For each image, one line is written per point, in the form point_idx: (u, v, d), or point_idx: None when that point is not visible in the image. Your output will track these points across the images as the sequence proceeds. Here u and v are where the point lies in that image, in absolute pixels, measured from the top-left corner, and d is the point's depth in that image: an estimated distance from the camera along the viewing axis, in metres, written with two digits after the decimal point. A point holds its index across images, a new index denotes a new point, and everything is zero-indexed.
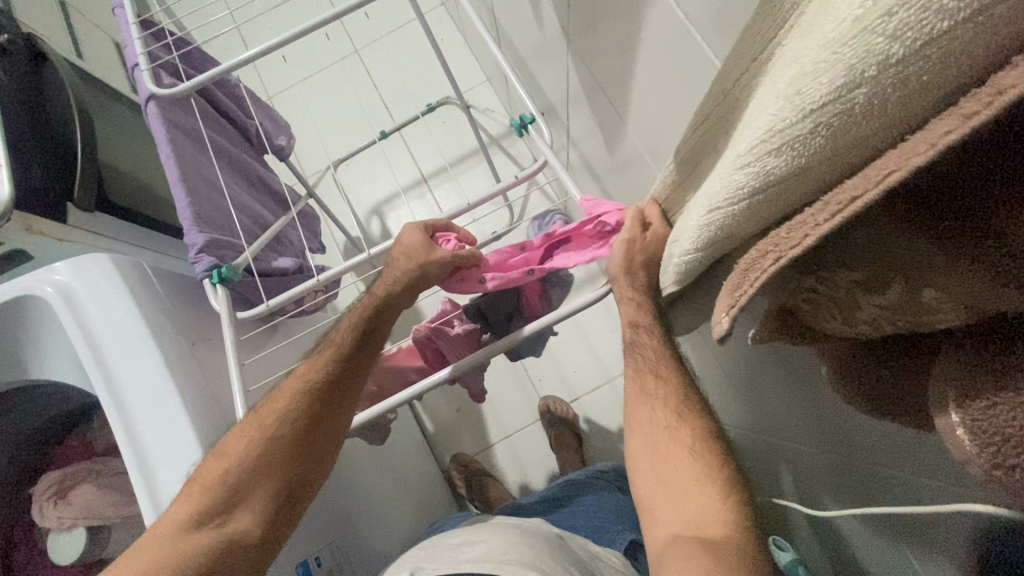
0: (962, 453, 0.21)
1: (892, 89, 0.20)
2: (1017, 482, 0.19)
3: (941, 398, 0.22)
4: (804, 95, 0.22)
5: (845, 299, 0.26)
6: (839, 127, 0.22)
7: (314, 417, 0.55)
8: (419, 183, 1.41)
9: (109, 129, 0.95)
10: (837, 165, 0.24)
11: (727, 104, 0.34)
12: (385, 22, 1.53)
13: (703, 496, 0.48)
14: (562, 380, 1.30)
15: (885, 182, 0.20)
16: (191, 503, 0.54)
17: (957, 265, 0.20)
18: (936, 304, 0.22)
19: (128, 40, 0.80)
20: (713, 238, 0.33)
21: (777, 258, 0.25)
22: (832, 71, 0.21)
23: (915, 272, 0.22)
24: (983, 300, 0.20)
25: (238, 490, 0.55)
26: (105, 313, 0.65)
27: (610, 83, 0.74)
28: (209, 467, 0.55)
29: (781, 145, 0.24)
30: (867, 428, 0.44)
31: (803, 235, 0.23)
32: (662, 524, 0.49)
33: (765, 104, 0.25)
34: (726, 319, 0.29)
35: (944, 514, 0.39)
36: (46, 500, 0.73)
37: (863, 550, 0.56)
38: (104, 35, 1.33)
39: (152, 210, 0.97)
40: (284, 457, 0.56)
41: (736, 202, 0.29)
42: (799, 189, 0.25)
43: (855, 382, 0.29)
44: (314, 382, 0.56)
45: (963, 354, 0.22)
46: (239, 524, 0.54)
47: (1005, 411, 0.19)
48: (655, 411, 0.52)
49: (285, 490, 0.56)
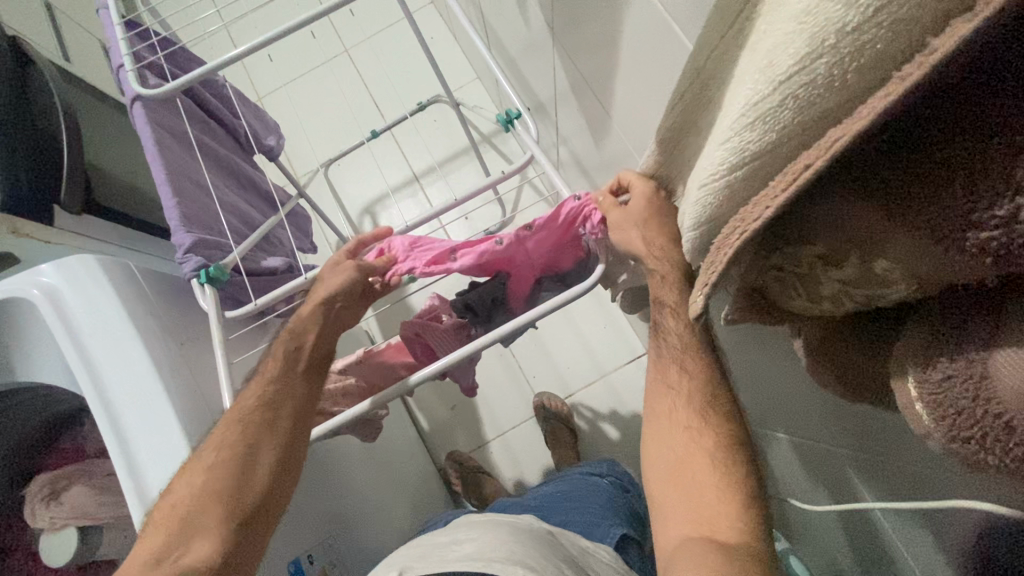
0: (921, 426, 0.21)
1: (851, 57, 0.20)
2: (975, 455, 0.20)
3: (900, 367, 0.22)
4: (774, 67, 0.23)
5: (810, 275, 0.26)
6: (805, 98, 0.22)
7: (257, 439, 0.54)
8: (411, 182, 1.41)
9: (96, 131, 0.95)
10: (805, 141, 0.24)
11: (701, 83, 0.34)
12: (373, 21, 1.53)
13: (716, 504, 0.48)
14: (556, 377, 1.30)
15: (832, 152, 0.20)
16: (153, 541, 0.53)
17: (902, 230, 0.20)
18: (890, 274, 0.22)
19: (112, 41, 0.80)
20: (704, 219, 0.33)
21: (742, 233, 0.26)
22: (797, 42, 0.21)
23: (869, 244, 0.22)
24: (930, 266, 0.20)
25: (191, 521, 0.53)
26: (89, 311, 0.65)
27: (594, 77, 0.75)
28: (165, 503, 0.54)
29: (756, 120, 0.25)
30: (855, 420, 0.44)
31: (760, 210, 0.24)
32: (674, 525, 0.50)
33: (742, 82, 0.26)
34: (701, 298, 0.30)
35: (932, 505, 0.39)
36: (38, 501, 0.73)
37: (863, 544, 0.56)
38: (92, 37, 1.33)
39: (141, 211, 0.97)
40: (230, 480, 0.54)
41: (718, 180, 0.29)
42: (775, 164, 0.26)
43: (827, 363, 0.29)
44: (250, 409, 0.55)
45: (924, 323, 0.22)
46: (199, 555, 0.52)
47: (959, 383, 0.19)
48: (676, 407, 0.52)
49: (239, 516, 0.54)
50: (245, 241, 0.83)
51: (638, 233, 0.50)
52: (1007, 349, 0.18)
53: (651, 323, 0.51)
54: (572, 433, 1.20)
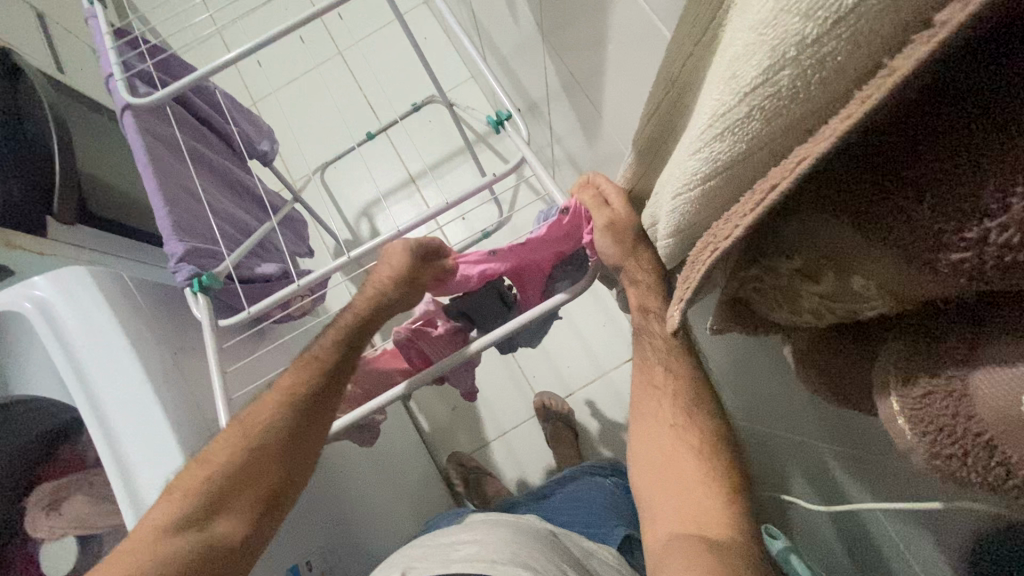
0: (903, 442, 0.21)
1: (812, 69, 0.20)
2: (955, 471, 0.19)
3: (880, 383, 0.22)
4: (738, 78, 0.22)
5: (788, 287, 0.26)
6: (770, 110, 0.22)
7: (298, 429, 0.56)
8: (407, 183, 1.41)
9: (87, 141, 0.95)
10: (775, 149, 0.24)
11: (678, 88, 0.34)
12: (365, 22, 1.52)
13: (704, 502, 0.48)
14: (556, 375, 1.30)
15: (796, 169, 0.20)
16: (173, 506, 0.53)
17: (873, 248, 0.20)
18: (864, 289, 0.22)
19: (100, 49, 0.80)
20: (681, 225, 0.32)
21: (714, 248, 0.25)
22: (759, 53, 0.21)
23: (843, 259, 0.22)
24: (901, 283, 0.20)
25: (216, 497, 0.54)
26: (82, 323, 0.64)
27: (583, 76, 0.74)
28: (191, 474, 0.55)
29: (723, 130, 0.24)
30: (856, 419, 0.44)
31: (731, 226, 0.24)
32: (662, 523, 0.50)
33: (709, 89, 0.25)
34: (677, 311, 0.29)
35: (936, 509, 0.39)
36: (38, 511, 0.73)
37: (870, 548, 0.55)
38: (84, 45, 1.33)
39: (135, 219, 0.97)
40: (266, 464, 0.56)
41: (691, 188, 0.28)
42: (749, 171, 0.25)
43: (815, 372, 0.29)
44: (297, 392, 0.56)
45: (904, 337, 0.21)
46: (223, 528, 0.54)
47: (938, 399, 0.19)
48: (663, 405, 0.53)
49: (262, 504, 0.56)
50: (238, 249, 0.83)
51: (627, 238, 0.49)
52: (983, 366, 0.18)
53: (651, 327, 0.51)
54: (573, 432, 1.20)
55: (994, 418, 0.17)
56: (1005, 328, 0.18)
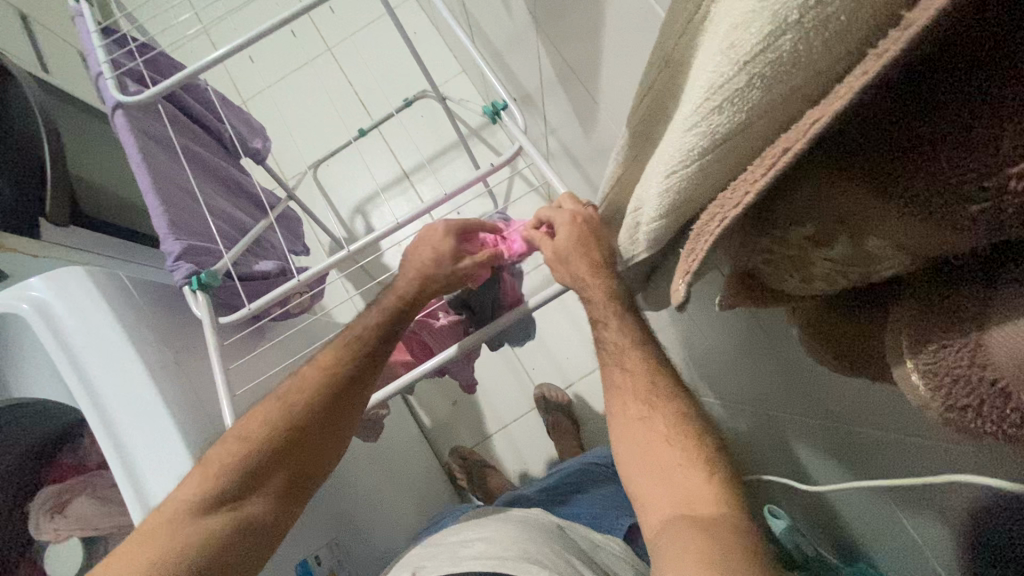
0: (919, 399, 0.21)
1: (815, 32, 0.20)
2: (969, 422, 0.20)
3: (896, 344, 0.22)
4: (737, 47, 0.22)
5: (798, 256, 0.26)
6: (771, 77, 0.22)
7: (332, 408, 0.57)
8: (401, 179, 1.41)
9: (78, 142, 0.94)
10: (772, 117, 0.24)
11: (670, 72, 0.33)
12: (355, 18, 1.51)
13: (689, 481, 0.49)
14: (556, 367, 1.31)
15: (811, 133, 0.20)
16: (206, 481, 0.54)
17: (889, 205, 0.20)
18: (879, 250, 0.22)
19: (89, 49, 0.79)
20: (674, 204, 0.32)
21: (722, 219, 0.25)
22: (759, 21, 0.21)
23: (856, 221, 0.22)
24: (917, 239, 0.20)
25: (248, 476, 0.56)
26: (82, 323, 0.64)
27: (579, 65, 0.74)
28: (225, 448, 0.56)
29: (722, 102, 0.24)
30: (850, 396, 0.45)
31: (741, 193, 0.24)
32: (655, 508, 0.50)
33: (704, 61, 0.25)
34: (682, 286, 0.29)
35: (939, 490, 0.40)
36: (43, 514, 0.73)
37: (875, 526, 0.56)
38: (70, 46, 1.31)
39: (128, 222, 0.96)
40: (298, 443, 0.57)
41: (688, 165, 0.28)
42: (746, 141, 0.26)
43: (824, 338, 0.29)
44: (335, 372, 0.57)
45: (916, 295, 0.22)
46: (252, 505, 0.56)
47: (952, 352, 0.19)
48: (627, 399, 0.54)
49: (290, 482, 0.58)
50: (236, 246, 0.83)
51: None
52: (999, 320, 0.18)
53: (606, 330, 0.54)
54: (574, 422, 1.20)
55: (1009, 365, 0.18)
56: (1020, 280, 0.18)
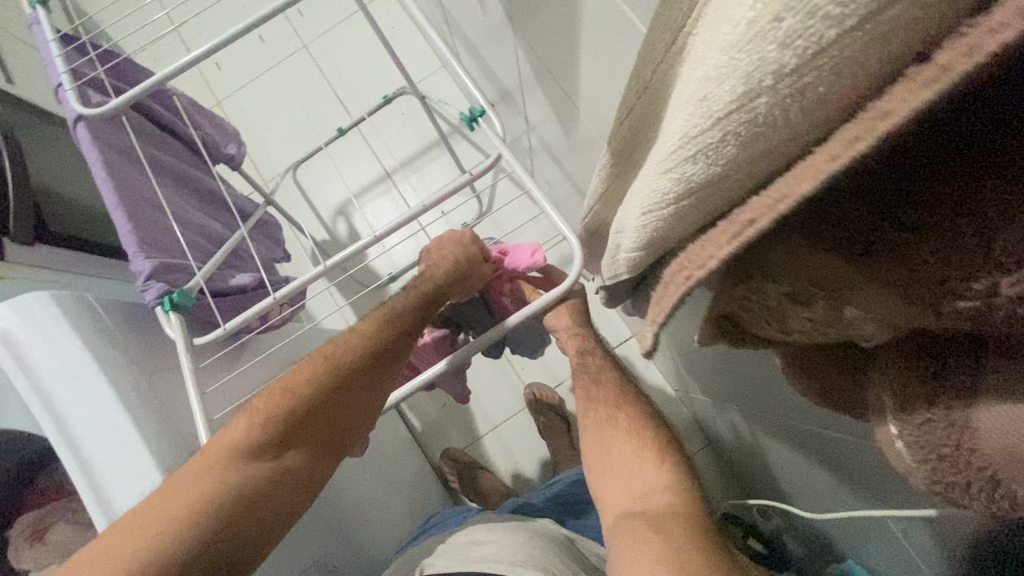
0: (903, 463, 0.22)
1: (791, 98, 0.19)
2: (956, 492, 0.20)
3: (878, 402, 0.22)
4: (710, 102, 0.22)
5: (775, 307, 0.25)
6: (746, 137, 0.22)
7: (373, 371, 0.57)
8: (383, 180, 1.38)
9: (42, 155, 0.90)
10: (752, 174, 0.23)
11: (649, 96, 0.33)
12: (329, 14, 1.46)
13: (648, 479, 0.57)
14: (545, 366, 1.30)
15: (770, 215, 0.19)
16: (249, 429, 0.54)
17: (867, 277, 0.20)
18: (857, 320, 0.21)
19: (48, 59, 0.76)
20: (650, 239, 0.33)
21: (688, 276, 0.24)
22: (732, 79, 0.20)
23: (838, 289, 0.21)
24: (899, 315, 0.19)
25: (287, 434, 0.55)
26: (47, 350, 0.61)
27: (557, 66, 0.72)
28: (271, 399, 0.55)
29: (696, 152, 0.24)
30: (830, 418, 0.45)
31: (706, 258, 0.23)
32: (611, 505, 0.59)
33: (678, 108, 0.25)
34: (651, 332, 0.28)
35: (939, 521, 0.38)
36: (21, 543, 0.71)
37: (864, 535, 0.56)
38: (32, 51, 1.26)
39: (96, 234, 0.93)
40: (339, 405, 0.56)
41: (663, 207, 0.29)
42: (721, 194, 0.25)
43: (802, 379, 0.29)
44: (381, 332, 0.58)
45: (896, 359, 0.21)
46: (290, 461, 0.56)
47: (937, 424, 0.20)
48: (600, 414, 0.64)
49: (329, 442, 0.58)
50: (210, 260, 0.80)
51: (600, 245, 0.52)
52: (987, 401, 0.18)
53: None
54: (565, 422, 1.20)
55: (998, 448, 0.18)
56: (1004, 365, 0.18)
